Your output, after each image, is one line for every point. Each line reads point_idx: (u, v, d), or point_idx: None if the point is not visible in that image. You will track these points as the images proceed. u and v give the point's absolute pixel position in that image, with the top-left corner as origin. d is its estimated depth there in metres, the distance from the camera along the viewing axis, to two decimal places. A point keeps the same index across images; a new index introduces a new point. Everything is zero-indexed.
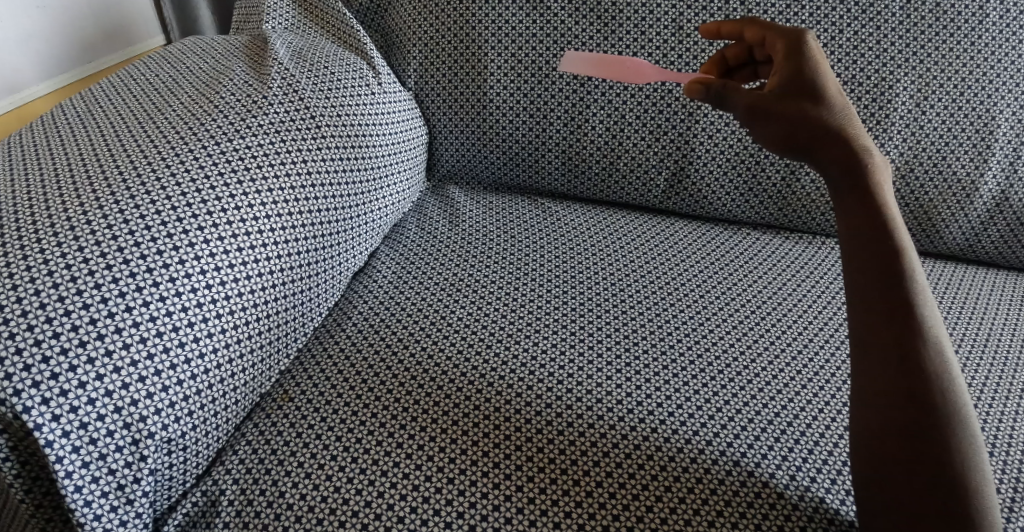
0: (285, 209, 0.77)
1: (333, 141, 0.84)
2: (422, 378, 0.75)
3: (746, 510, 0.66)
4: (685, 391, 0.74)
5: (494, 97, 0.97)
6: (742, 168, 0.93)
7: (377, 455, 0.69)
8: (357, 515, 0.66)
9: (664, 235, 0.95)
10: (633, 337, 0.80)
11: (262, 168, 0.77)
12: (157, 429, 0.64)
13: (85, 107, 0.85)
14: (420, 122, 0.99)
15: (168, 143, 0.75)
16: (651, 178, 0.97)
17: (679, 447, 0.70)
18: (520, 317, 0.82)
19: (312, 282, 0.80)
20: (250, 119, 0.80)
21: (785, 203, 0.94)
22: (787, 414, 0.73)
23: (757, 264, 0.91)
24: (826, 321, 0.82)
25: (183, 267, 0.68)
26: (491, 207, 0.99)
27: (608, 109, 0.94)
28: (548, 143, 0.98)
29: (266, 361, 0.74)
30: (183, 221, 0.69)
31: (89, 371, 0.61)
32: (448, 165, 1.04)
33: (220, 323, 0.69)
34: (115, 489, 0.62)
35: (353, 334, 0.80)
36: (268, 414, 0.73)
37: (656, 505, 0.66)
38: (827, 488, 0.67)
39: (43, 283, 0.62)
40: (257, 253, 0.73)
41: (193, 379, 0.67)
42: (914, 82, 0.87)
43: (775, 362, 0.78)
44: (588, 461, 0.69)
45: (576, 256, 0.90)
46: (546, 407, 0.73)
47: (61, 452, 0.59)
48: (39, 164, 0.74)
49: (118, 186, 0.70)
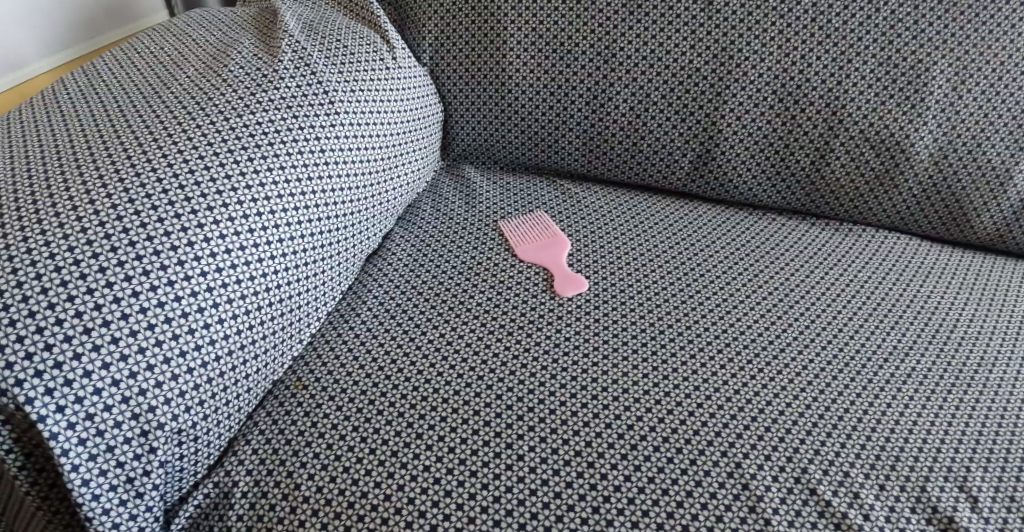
0: (297, 188, 0.74)
1: (347, 117, 0.81)
2: (442, 365, 0.73)
3: (780, 505, 0.63)
4: (714, 382, 0.72)
5: (512, 74, 0.93)
6: (772, 151, 0.90)
7: (397, 446, 0.67)
8: (376, 509, 0.63)
9: (688, 220, 0.91)
10: (658, 325, 0.77)
11: (273, 144, 0.74)
12: (167, 419, 0.62)
13: (87, 80, 0.82)
14: (436, 99, 0.96)
15: (173, 119, 0.73)
16: (676, 160, 0.93)
17: (709, 440, 0.67)
18: (542, 303, 0.79)
19: (326, 265, 0.77)
20: (260, 94, 0.77)
21: (814, 188, 0.91)
22: (820, 406, 0.70)
23: (786, 247, 0.87)
24: (860, 306, 0.79)
25: (192, 249, 0.65)
26: (509, 188, 0.96)
27: (633, 87, 0.91)
28: (570, 122, 0.94)
29: (279, 347, 0.71)
30: (191, 202, 0.67)
31: (95, 359, 0.58)
32: (464, 144, 1.00)
33: (232, 309, 0.66)
34: (125, 483, 0.60)
35: (369, 319, 0.78)
36: (282, 402, 0.71)
37: (687, 500, 0.64)
38: (862, 483, 0.64)
39: (45, 266, 0.59)
40: (270, 234, 0.70)
41: (204, 367, 0.64)
42: (951, 64, 0.82)
43: (805, 352, 0.74)
44: (616, 454, 0.66)
45: (597, 239, 0.87)
46: (570, 398, 0.70)
47: (66, 445, 0.57)
48: (40, 141, 0.72)
49: (124, 165, 0.67)
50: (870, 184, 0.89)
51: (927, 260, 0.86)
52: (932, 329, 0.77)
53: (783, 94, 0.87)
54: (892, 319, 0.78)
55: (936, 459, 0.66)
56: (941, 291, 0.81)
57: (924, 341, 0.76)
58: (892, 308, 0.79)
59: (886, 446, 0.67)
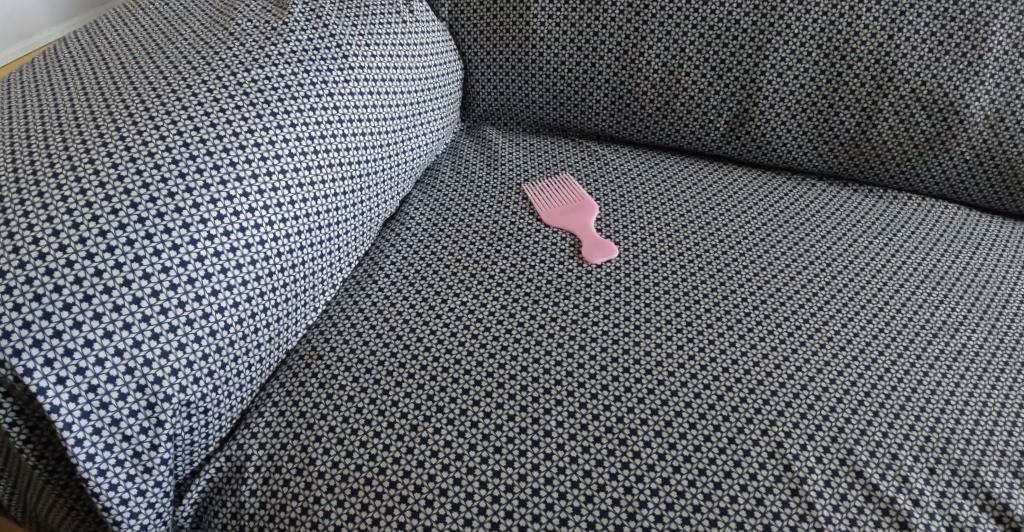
0: (310, 147, 0.69)
1: (363, 73, 0.76)
2: (465, 335, 0.69)
3: (824, 489, 0.60)
4: (752, 355, 0.68)
5: (538, 28, 0.88)
6: (813, 111, 0.85)
7: (417, 420, 0.64)
8: (395, 486, 0.60)
9: (721, 184, 0.86)
10: (693, 295, 0.73)
11: (284, 100, 0.69)
12: (174, 391, 0.58)
13: (89, 37, 0.78)
14: (454, 55, 0.91)
15: (178, 75, 0.68)
16: (709, 120, 0.88)
17: (748, 418, 0.64)
18: (569, 271, 0.75)
19: (341, 229, 0.73)
20: (269, 47, 0.72)
21: (858, 152, 0.86)
22: (866, 383, 0.66)
23: (826, 214, 0.82)
24: (906, 279, 0.75)
25: (199, 211, 0.61)
26: (532, 149, 0.91)
27: (667, 42, 0.85)
28: (598, 80, 0.89)
29: (292, 315, 0.68)
30: (198, 160, 0.62)
31: (97, 327, 0.55)
32: (484, 103, 0.96)
33: (241, 275, 0.62)
34: (131, 458, 0.57)
35: (386, 287, 0.74)
36: (296, 372, 0.67)
37: (724, 482, 0.60)
38: (911, 466, 0.61)
39: (43, 230, 0.56)
40: (281, 196, 0.66)
41: (213, 335, 0.60)
42: (1013, 19, 0.76)
43: (850, 325, 0.70)
44: (649, 432, 0.63)
45: (627, 204, 0.83)
46: (600, 371, 0.67)
47: (69, 418, 0.54)
48: (38, 100, 0.67)
49: (126, 123, 0.63)
50: (919, 147, 0.83)
51: (977, 232, 0.81)
52: (982, 303, 0.73)
53: (829, 49, 0.81)
54: (940, 293, 0.73)
55: (991, 442, 0.62)
56: (991, 264, 0.77)
57: (974, 315, 0.71)
58: (940, 281, 0.75)
59: (936, 427, 0.63)
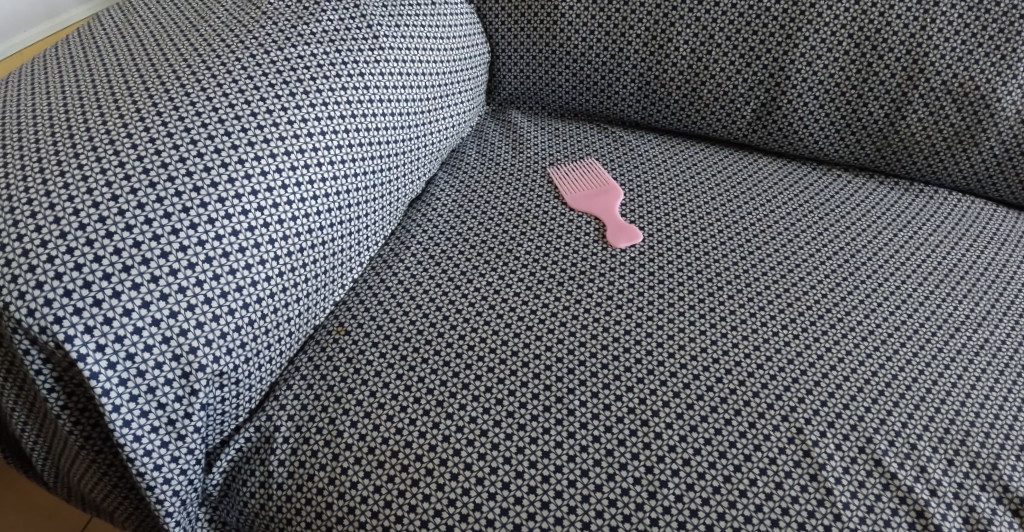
0: (341, 125, 0.70)
1: (393, 53, 0.77)
2: (490, 315, 0.70)
3: (842, 475, 0.60)
4: (774, 342, 0.68)
5: (567, 12, 0.88)
6: (841, 101, 0.85)
7: (443, 397, 0.65)
8: (420, 460, 0.61)
9: (747, 173, 0.86)
10: (716, 281, 0.73)
11: (316, 79, 0.70)
12: (208, 362, 0.59)
13: (124, 14, 0.79)
14: (482, 38, 0.91)
15: (213, 51, 0.69)
16: (736, 108, 0.89)
17: (769, 403, 0.64)
18: (594, 254, 0.76)
19: (369, 207, 0.74)
20: (302, 27, 0.73)
21: (885, 143, 0.85)
22: (887, 372, 0.66)
23: (852, 205, 0.83)
24: (930, 272, 0.75)
25: (233, 186, 0.62)
26: (558, 134, 0.92)
27: (696, 29, 0.85)
28: (625, 65, 0.90)
29: (320, 291, 0.69)
30: (232, 136, 0.63)
31: (134, 297, 0.56)
32: (511, 87, 0.96)
33: (273, 250, 0.63)
34: (165, 425, 0.58)
35: (413, 266, 0.75)
36: (324, 347, 0.69)
37: (744, 465, 0.61)
38: (929, 457, 0.61)
39: (83, 201, 0.57)
40: (313, 173, 0.67)
41: (245, 308, 0.61)
42: None
43: (872, 316, 0.71)
44: (671, 414, 0.64)
45: (652, 191, 0.83)
46: (623, 353, 0.68)
47: (107, 385, 0.55)
48: (75, 75, 0.69)
49: (163, 98, 0.64)
50: (947, 141, 0.83)
51: (1003, 227, 0.81)
52: (1006, 298, 0.73)
53: (859, 39, 0.81)
54: (964, 287, 0.74)
55: (1010, 434, 0.63)
56: (1016, 260, 0.77)
57: (997, 309, 0.72)
58: (964, 275, 0.75)
59: (956, 418, 0.63)
